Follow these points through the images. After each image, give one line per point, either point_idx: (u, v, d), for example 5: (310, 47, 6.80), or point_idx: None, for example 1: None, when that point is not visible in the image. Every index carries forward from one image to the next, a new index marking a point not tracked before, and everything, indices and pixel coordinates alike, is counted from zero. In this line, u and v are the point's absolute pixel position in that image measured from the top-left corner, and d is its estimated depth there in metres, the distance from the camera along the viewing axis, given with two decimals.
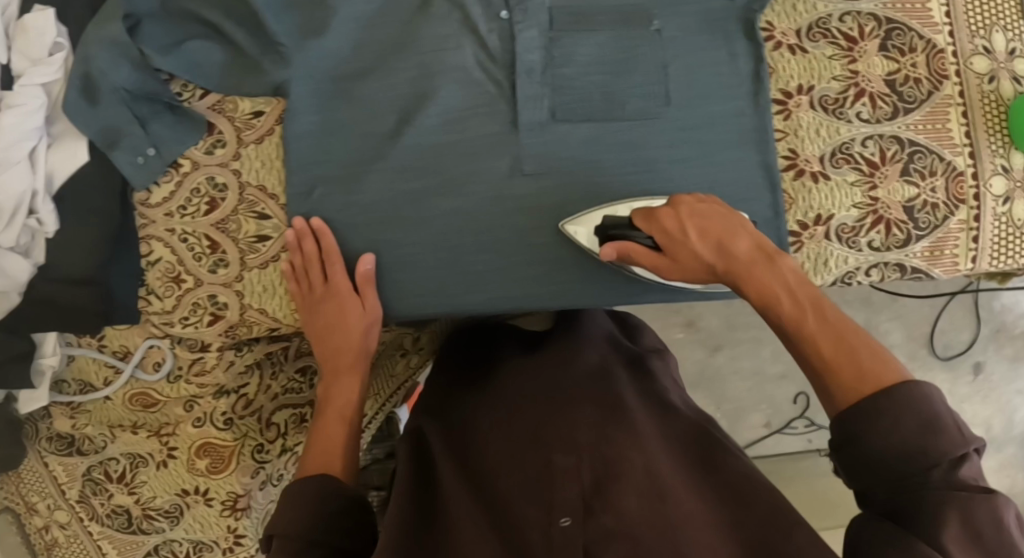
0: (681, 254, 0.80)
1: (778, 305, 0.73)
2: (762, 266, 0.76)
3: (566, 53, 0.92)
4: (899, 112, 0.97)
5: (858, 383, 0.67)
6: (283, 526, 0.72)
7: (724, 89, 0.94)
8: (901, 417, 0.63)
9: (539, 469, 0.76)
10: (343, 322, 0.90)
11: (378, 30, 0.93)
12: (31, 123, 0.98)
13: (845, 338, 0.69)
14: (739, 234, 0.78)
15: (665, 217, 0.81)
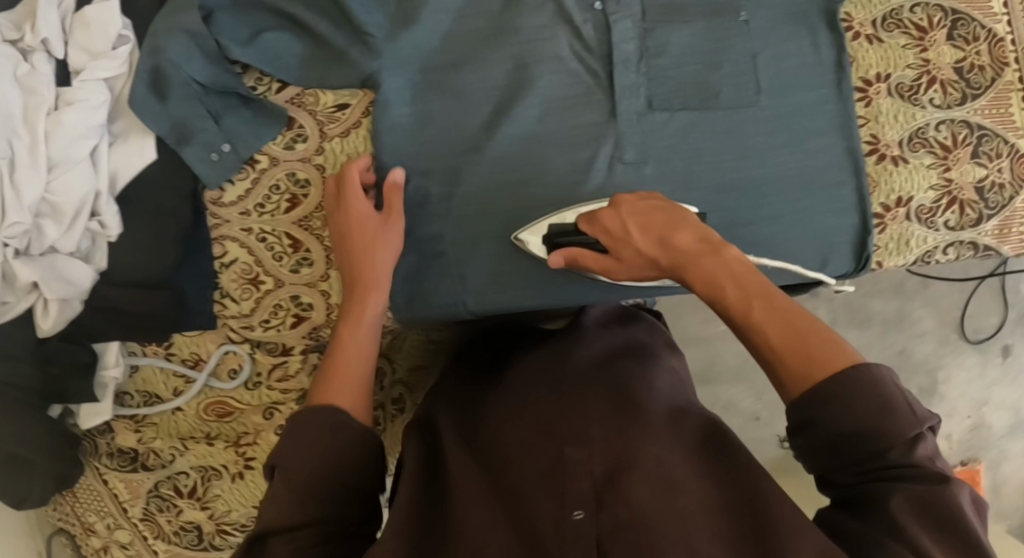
0: (622, 250, 0.77)
1: (727, 299, 0.69)
2: (709, 258, 0.71)
3: (661, 43, 0.92)
4: (967, 98, 0.99)
5: (810, 369, 0.64)
6: (286, 456, 0.66)
7: (811, 77, 0.95)
8: (858, 399, 0.61)
9: (546, 464, 0.69)
10: (366, 241, 0.85)
11: (469, 22, 0.93)
12: (94, 120, 0.93)
13: (793, 320, 0.66)
14: (677, 224, 0.74)
15: (608, 216, 0.77)
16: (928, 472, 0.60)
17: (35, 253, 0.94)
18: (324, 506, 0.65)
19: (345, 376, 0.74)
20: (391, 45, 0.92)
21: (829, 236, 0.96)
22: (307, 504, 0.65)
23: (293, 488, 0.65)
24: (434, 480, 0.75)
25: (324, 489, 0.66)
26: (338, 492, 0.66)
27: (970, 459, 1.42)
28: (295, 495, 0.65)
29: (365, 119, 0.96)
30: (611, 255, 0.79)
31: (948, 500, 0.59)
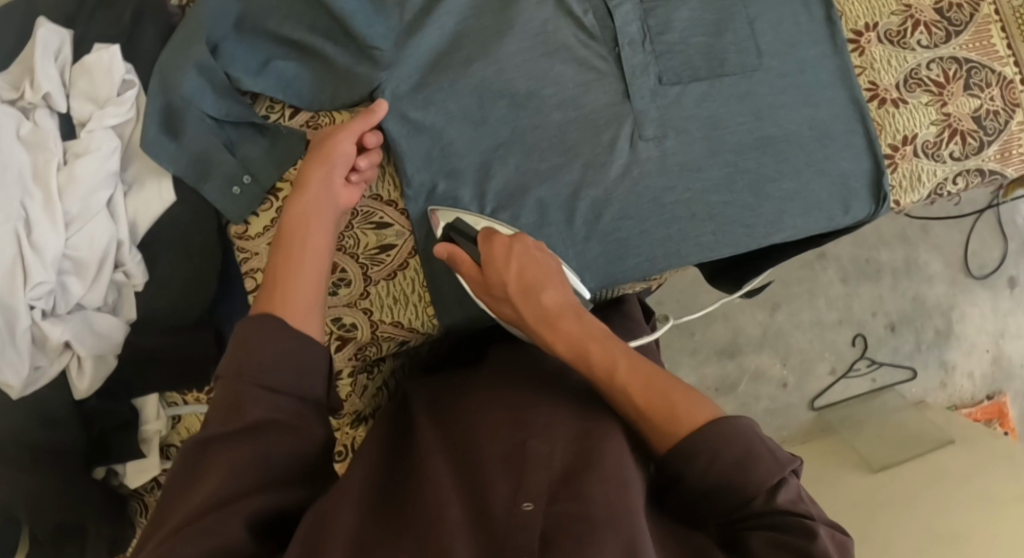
0: (495, 284, 0.81)
1: (592, 360, 0.74)
2: (564, 323, 0.77)
3: (663, 21, 0.95)
4: (950, 36, 1.00)
5: (672, 422, 0.68)
6: (228, 367, 0.66)
7: (806, 34, 0.98)
8: (717, 451, 0.64)
9: (509, 454, 0.67)
10: (326, 157, 0.87)
11: (474, 23, 0.94)
12: (108, 170, 0.91)
13: (654, 379, 0.70)
14: (545, 282, 0.80)
15: (493, 246, 0.82)
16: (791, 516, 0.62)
17: (62, 312, 0.91)
18: (263, 407, 0.64)
19: (300, 283, 0.74)
20: (403, 56, 0.92)
21: (847, 181, 0.98)
22: (241, 403, 0.64)
23: (230, 394, 0.65)
24: (395, 469, 0.72)
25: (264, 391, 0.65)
26: (280, 397, 0.66)
27: (994, 392, 1.53)
28: (233, 398, 0.64)
29: None
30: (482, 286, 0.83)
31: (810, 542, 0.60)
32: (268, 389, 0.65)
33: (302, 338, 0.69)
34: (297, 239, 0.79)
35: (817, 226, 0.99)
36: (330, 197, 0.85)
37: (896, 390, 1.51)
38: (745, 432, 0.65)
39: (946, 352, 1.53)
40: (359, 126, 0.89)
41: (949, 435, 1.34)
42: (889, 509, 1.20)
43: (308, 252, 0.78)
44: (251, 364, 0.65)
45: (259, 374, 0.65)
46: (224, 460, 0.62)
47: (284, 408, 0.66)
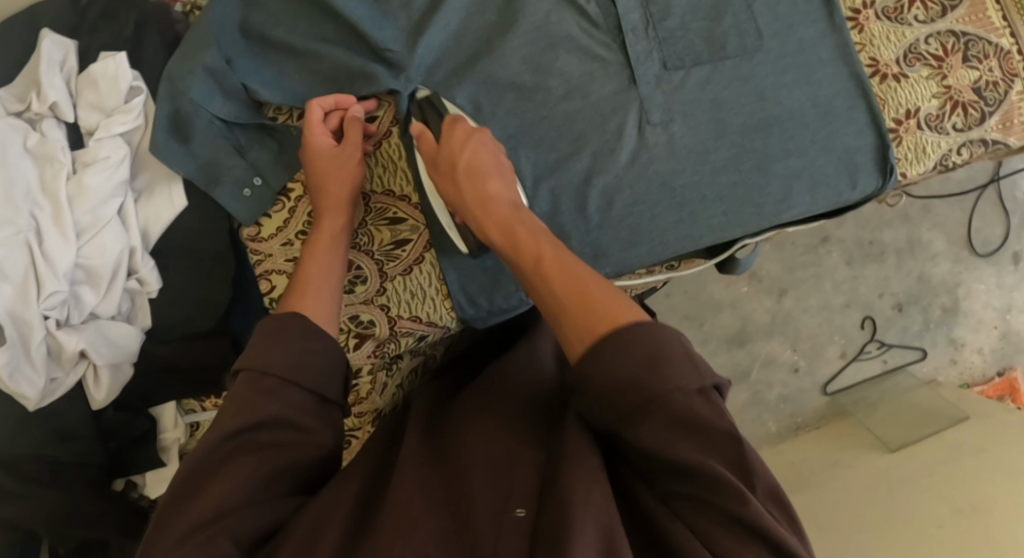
0: (444, 161, 0.85)
1: (520, 245, 0.76)
2: (494, 206, 0.81)
3: (663, 7, 0.96)
4: (946, 10, 1.01)
5: (587, 313, 0.68)
6: (249, 359, 0.70)
7: (805, 15, 0.99)
8: (632, 349, 0.63)
9: (497, 462, 0.70)
10: (330, 176, 0.90)
11: (477, 20, 0.96)
12: (118, 178, 0.92)
13: (574, 272, 0.71)
14: (489, 170, 0.83)
15: (455, 131, 0.85)
16: (710, 444, 0.60)
17: (75, 322, 0.91)
18: (277, 411, 0.67)
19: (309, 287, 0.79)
20: (410, 55, 0.94)
21: (851, 157, 0.98)
22: (257, 404, 0.67)
23: (246, 393, 0.68)
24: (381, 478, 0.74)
25: (279, 390, 0.69)
26: (295, 402, 0.69)
27: (1005, 368, 1.55)
28: (250, 398, 0.67)
29: (395, 128, 0.96)
30: (434, 162, 0.86)
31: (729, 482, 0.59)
32: (284, 390, 0.69)
33: (321, 339, 0.73)
34: (316, 252, 0.83)
35: (828, 205, 0.98)
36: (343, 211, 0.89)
37: (907, 370, 1.52)
38: (664, 339, 0.64)
39: (953, 329, 1.54)
40: (355, 137, 0.91)
41: (962, 413, 1.36)
42: (907, 484, 1.22)
43: (321, 263, 0.82)
44: (268, 364, 0.69)
45: (279, 371, 0.69)
46: (235, 468, 0.64)
47: (298, 410, 0.69)
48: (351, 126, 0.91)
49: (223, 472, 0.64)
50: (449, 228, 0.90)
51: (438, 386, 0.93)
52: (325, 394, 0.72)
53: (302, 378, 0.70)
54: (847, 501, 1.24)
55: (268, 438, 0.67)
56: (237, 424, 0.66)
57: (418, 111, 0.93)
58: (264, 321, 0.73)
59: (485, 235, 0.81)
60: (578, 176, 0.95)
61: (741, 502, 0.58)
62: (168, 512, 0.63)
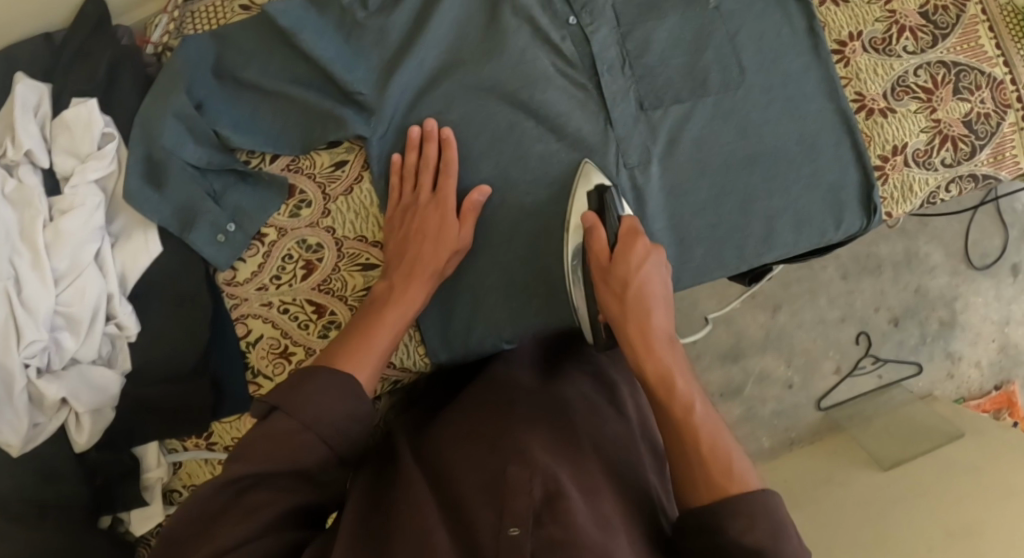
0: (616, 278, 0.77)
1: (674, 392, 0.71)
2: (657, 346, 0.73)
3: (641, 44, 0.94)
4: (938, 39, 0.99)
5: (725, 480, 0.65)
6: (287, 400, 0.68)
7: (789, 48, 0.95)
8: (757, 521, 0.62)
9: (492, 478, 0.68)
10: (427, 243, 0.87)
11: (450, 60, 0.94)
12: (93, 224, 0.93)
13: (720, 436, 0.68)
14: (659, 302, 0.76)
15: (636, 245, 0.78)
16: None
17: (56, 369, 0.92)
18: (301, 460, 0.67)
19: (370, 346, 0.77)
20: (381, 97, 0.92)
21: (835, 194, 0.95)
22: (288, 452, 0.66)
23: (267, 429, 0.67)
24: (381, 491, 0.72)
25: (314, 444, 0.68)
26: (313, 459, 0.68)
27: (1003, 381, 1.52)
28: (272, 435, 0.67)
29: (366, 172, 0.95)
30: (603, 274, 0.79)
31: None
32: (318, 444, 0.68)
33: (360, 406, 0.72)
34: (381, 316, 0.81)
35: (815, 241, 0.95)
36: (425, 282, 0.86)
37: (902, 386, 1.50)
38: (781, 513, 0.64)
39: (950, 342, 1.51)
40: (467, 233, 0.90)
41: (959, 430, 1.34)
42: (901, 506, 1.19)
43: (388, 323, 0.81)
44: (301, 411, 0.68)
45: (322, 432, 0.68)
46: (248, 506, 0.64)
47: (320, 466, 0.68)
48: (468, 216, 0.90)
49: (241, 505, 0.64)
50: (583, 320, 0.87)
51: (429, 401, 0.91)
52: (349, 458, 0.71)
53: (334, 437, 0.69)
54: (843, 525, 1.22)
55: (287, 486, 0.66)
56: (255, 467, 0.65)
57: (596, 197, 0.88)
58: (321, 370, 0.71)
59: (636, 363, 0.74)
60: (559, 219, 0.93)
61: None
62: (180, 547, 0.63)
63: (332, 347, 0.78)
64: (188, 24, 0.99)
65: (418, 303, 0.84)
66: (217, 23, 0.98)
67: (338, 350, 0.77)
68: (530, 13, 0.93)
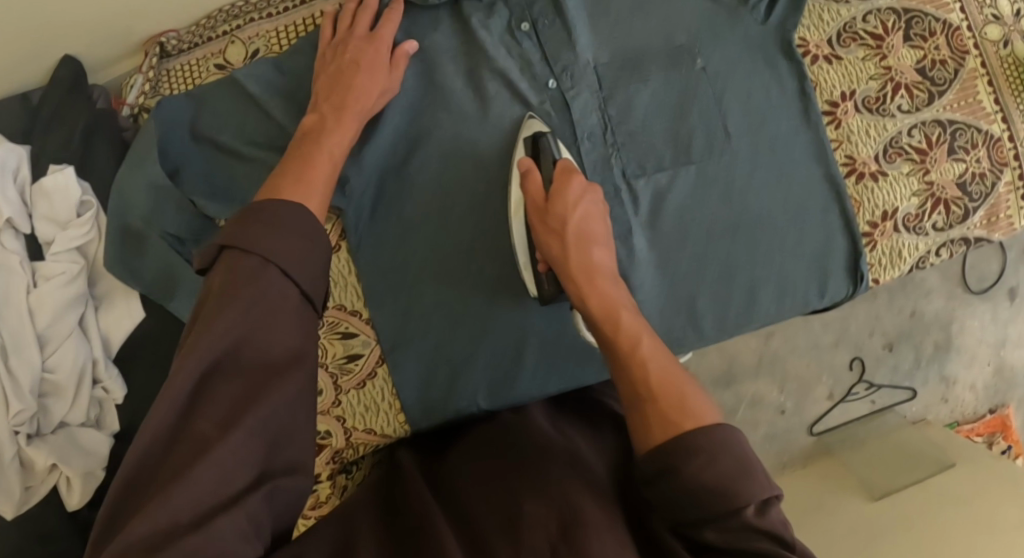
0: (552, 217, 0.75)
1: (620, 327, 0.68)
2: (600, 281, 0.72)
3: (623, 108, 0.91)
4: (934, 96, 0.96)
5: (680, 417, 0.61)
6: (242, 237, 0.60)
7: (779, 109, 0.93)
8: (716, 455, 0.59)
9: (506, 517, 0.67)
10: (352, 77, 0.85)
11: (427, 125, 0.92)
12: (74, 292, 0.95)
13: (671, 368, 0.65)
14: (599, 240, 0.76)
15: (571, 184, 0.76)
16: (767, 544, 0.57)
17: (45, 432, 0.95)
18: (268, 340, 0.59)
19: (312, 180, 0.69)
20: (355, 164, 0.91)
21: (821, 263, 0.93)
22: (250, 312, 0.58)
23: (224, 285, 0.59)
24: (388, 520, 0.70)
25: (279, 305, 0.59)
26: (275, 329, 0.59)
27: (997, 405, 1.50)
28: (232, 286, 0.58)
29: (343, 243, 0.93)
30: (539, 214, 0.77)
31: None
32: (277, 282, 0.60)
33: (322, 247, 0.64)
34: (312, 155, 0.74)
35: (795, 311, 0.94)
36: (352, 126, 0.82)
37: (895, 411, 1.48)
38: (736, 445, 0.60)
39: (945, 366, 1.49)
40: (395, 75, 0.89)
41: (950, 460, 1.31)
42: (894, 529, 1.17)
43: (326, 155, 0.75)
44: (258, 245, 0.60)
45: (285, 267, 0.60)
46: (215, 414, 0.56)
47: (286, 309, 0.60)
48: (400, 62, 0.90)
49: (211, 400, 0.56)
50: (525, 268, 0.89)
51: (435, 440, 0.92)
52: (315, 298, 0.62)
53: (296, 269, 0.61)
54: (844, 538, 1.20)
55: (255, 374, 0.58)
56: (214, 348, 0.56)
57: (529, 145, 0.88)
58: (278, 204, 0.63)
59: (584, 308, 0.72)
60: None
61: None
62: (141, 480, 0.54)
63: (270, 180, 0.69)
64: (164, 83, 0.98)
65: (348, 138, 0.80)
66: (193, 84, 0.97)
67: (274, 182, 0.68)
68: (511, 79, 0.92)
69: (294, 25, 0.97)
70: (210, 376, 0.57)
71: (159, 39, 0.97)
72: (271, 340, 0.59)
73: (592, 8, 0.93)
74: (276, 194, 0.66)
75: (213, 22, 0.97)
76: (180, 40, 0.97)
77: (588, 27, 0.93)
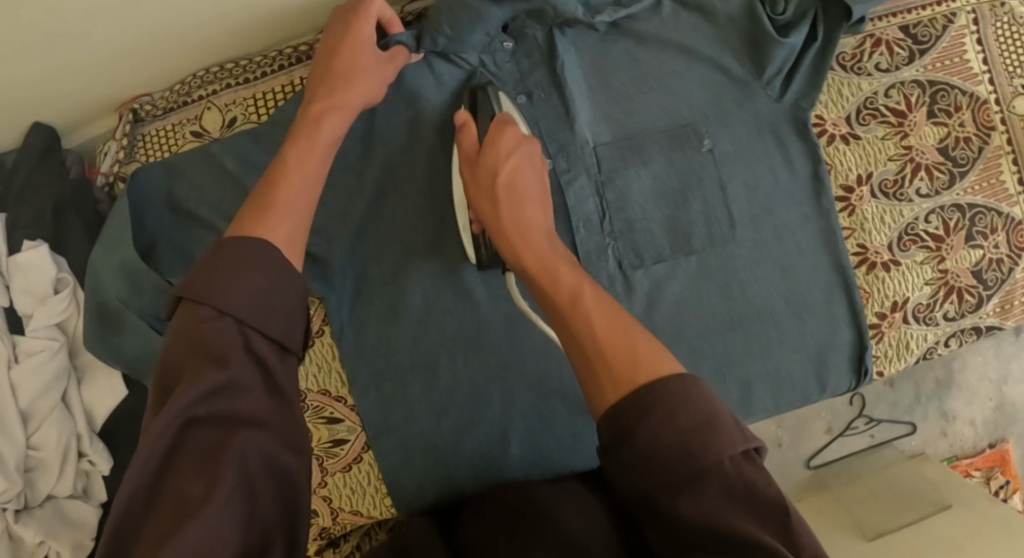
0: (483, 170, 0.73)
1: (560, 281, 0.65)
2: (532, 236, 0.69)
3: (622, 194, 0.86)
4: (955, 179, 0.90)
5: (632, 370, 0.57)
6: (198, 283, 0.59)
7: (787, 196, 0.88)
8: (678, 410, 0.55)
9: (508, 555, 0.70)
10: (343, 68, 0.77)
11: (415, 205, 0.89)
12: (53, 368, 0.93)
13: (619, 320, 0.61)
14: (533, 196, 0.72)
15: (504, 134, 0.73)
16: (749, 513, 0.54)
17: (34, 505, 0.94)
18: (240, 388, 0.57)
19: (281, 206, 0.66)
20: (338, 249, 0.88)
21: (822, 357, 0.90)
22: (218, 361, 0.56)
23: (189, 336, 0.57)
24: None
25: (246, 349, 0.58)
26: (245, 377, 0.57)
27: (997, 439, 1.36)
28: (196, 336, 0.57)
29: (327, 327, 0.91)
30: (470, 167, 0.74)
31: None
32: (237, 332, 0.58)
33: (290, 286, 0.62)
34: (284, 171, 0.69)
35: (796, 402, 0.91)
36: (338, 123, 0.75)
37: (893, 446, 1.35)
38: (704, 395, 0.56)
39: (944, 401, 1.35)
40: (391, 67, 0.82)
41: (945, 498, 1.21)
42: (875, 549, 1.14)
43: (308, 168, 0.70)
44: (216, 295, 0.58)
45: (246, 313, 0.59)
46: (191, 474, 0.54)
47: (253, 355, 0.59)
48: (396, 55, 0.83)
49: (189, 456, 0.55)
50: (465, 230, 0.85)
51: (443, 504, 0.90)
52: (287, 343, 0.61)
53: (254, 317, 0.59)
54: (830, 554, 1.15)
55: (232, 422, 0.56)
56: (189, 401, 0.54)
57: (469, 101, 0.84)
58: (239, 243, 0.61)
59: (518, 265, 0.69)
60: (527, 380, 0.90)
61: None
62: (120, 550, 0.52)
63: (239, 220, 0.66)
64: (140, 148, 0.95)
65: (325, 149, 0.73)
66: (170, 151, 0.95)
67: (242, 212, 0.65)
68: None
69: (270, 93, 0.93)
70: (186, 430, 0.55)
71: (132, 105, 0.94)
72: (244, 387, 0.57)
73: (593, 82, 0.87)
74: (240, 232, 0.63)
75: (188, 87, 0.94)
76: (154, 106, 0.94)
77: (587, 103, 0.86)
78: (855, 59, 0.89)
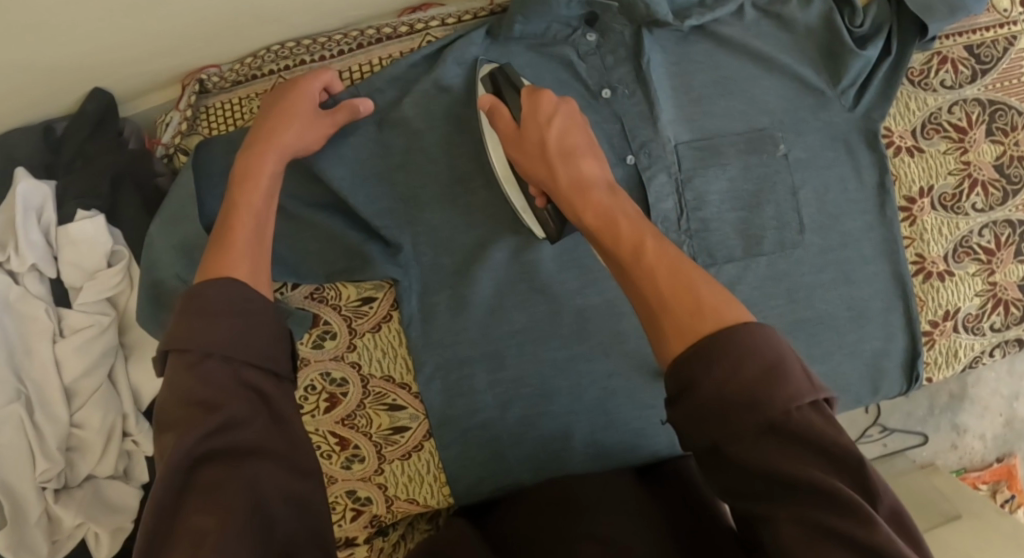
0: (530, 142, 0.72)
1: (619, 235, 0.60)
2: (592, 191, 0.66)
3: (699, 194, 0.87)
4: (1008, 196, 0.93)
5: (696, 320, 0.51)
6: (178, 333, 0.54)
7: (853, 205, 0.90)
8: (744, 358, 0.48)
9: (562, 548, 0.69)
10: (287, 117, 0.78)
11: (490, 194, 0.88)
12: (101, 345, 0.90)
13: (679, 262, 0.55)
14: (587, 151, 0.70)
15: (542, 100, 0.73)
16: (816, 464, 0.47)
17: (73, 486, 0.91)
18: (243, 418, 0.54)
19: (240, 249, 0.61)
20: (410, 233, 0.88)
21: (878, 362, 0.92)
22: (217, 404, 0.53)
23: (182, 382, 0.53)
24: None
25: (241, 386, 0.55)
26: (246, 407, 0.54)
27: (1005, 453, 1.39)
28: (186, 380, 0.53)
29: (395, 312, 0.90)
30: (517, 142, 0.74)
31: (849, 511, 0.46)
32: (225, 369, 0.54)
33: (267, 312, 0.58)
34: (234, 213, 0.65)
35: (852, 403, 0.93)
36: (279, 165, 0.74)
37: (906, 455, 1.38)
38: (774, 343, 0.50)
39: (957, 414, 1.38)
40: (330, 123, 0.82)
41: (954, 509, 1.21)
42: None
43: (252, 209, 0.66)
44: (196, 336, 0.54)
45: (233, 350, 0.55)
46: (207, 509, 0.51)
47: (247, 386, 0.55)
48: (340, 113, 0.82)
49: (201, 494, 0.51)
50: (523, 212, 0.85)
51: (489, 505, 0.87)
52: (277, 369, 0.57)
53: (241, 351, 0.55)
54: None
55: (242, 459, 0.53)
56: (193, 445, 0.51)
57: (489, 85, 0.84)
58: (207, 286, 0.57)
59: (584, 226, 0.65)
60: (594, 376, 0.90)
61: (865, 536, 0.45)
62: None
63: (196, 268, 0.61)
64: (202, 122, 0.94)
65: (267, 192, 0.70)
66: (233, 125, 0.94)
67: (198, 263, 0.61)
68: None
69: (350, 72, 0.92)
70: (192, 474, 0.52)
71: (199, 76, 0.92)
72: (246, 421, 0.54)
73: (674, 81, 0.88)
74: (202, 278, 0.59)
75: (260, 62, 0.93)
76: (222, 79, 0.93)
77: (671, 102, 0.88)
78: (922, 75, 0.92)
